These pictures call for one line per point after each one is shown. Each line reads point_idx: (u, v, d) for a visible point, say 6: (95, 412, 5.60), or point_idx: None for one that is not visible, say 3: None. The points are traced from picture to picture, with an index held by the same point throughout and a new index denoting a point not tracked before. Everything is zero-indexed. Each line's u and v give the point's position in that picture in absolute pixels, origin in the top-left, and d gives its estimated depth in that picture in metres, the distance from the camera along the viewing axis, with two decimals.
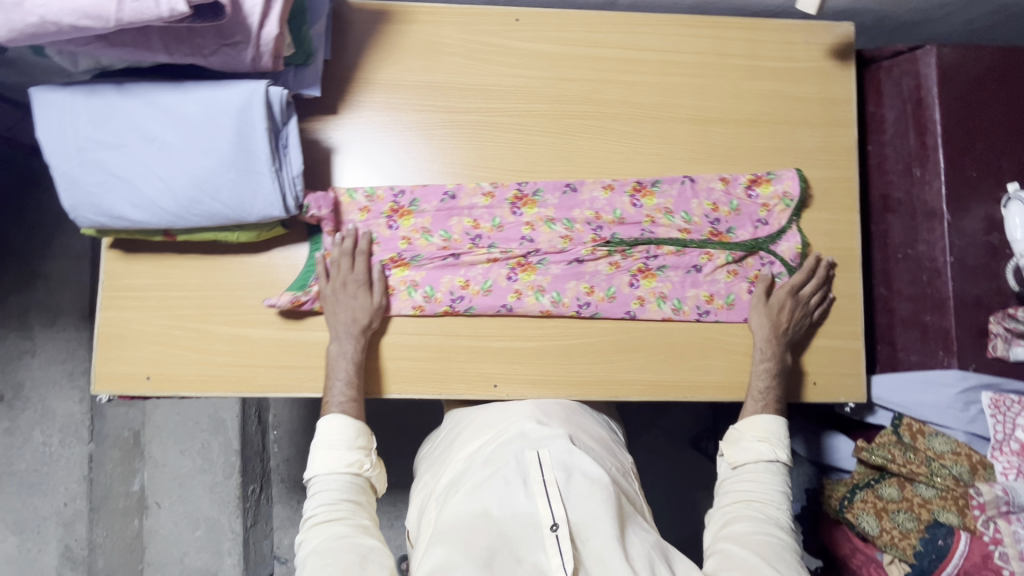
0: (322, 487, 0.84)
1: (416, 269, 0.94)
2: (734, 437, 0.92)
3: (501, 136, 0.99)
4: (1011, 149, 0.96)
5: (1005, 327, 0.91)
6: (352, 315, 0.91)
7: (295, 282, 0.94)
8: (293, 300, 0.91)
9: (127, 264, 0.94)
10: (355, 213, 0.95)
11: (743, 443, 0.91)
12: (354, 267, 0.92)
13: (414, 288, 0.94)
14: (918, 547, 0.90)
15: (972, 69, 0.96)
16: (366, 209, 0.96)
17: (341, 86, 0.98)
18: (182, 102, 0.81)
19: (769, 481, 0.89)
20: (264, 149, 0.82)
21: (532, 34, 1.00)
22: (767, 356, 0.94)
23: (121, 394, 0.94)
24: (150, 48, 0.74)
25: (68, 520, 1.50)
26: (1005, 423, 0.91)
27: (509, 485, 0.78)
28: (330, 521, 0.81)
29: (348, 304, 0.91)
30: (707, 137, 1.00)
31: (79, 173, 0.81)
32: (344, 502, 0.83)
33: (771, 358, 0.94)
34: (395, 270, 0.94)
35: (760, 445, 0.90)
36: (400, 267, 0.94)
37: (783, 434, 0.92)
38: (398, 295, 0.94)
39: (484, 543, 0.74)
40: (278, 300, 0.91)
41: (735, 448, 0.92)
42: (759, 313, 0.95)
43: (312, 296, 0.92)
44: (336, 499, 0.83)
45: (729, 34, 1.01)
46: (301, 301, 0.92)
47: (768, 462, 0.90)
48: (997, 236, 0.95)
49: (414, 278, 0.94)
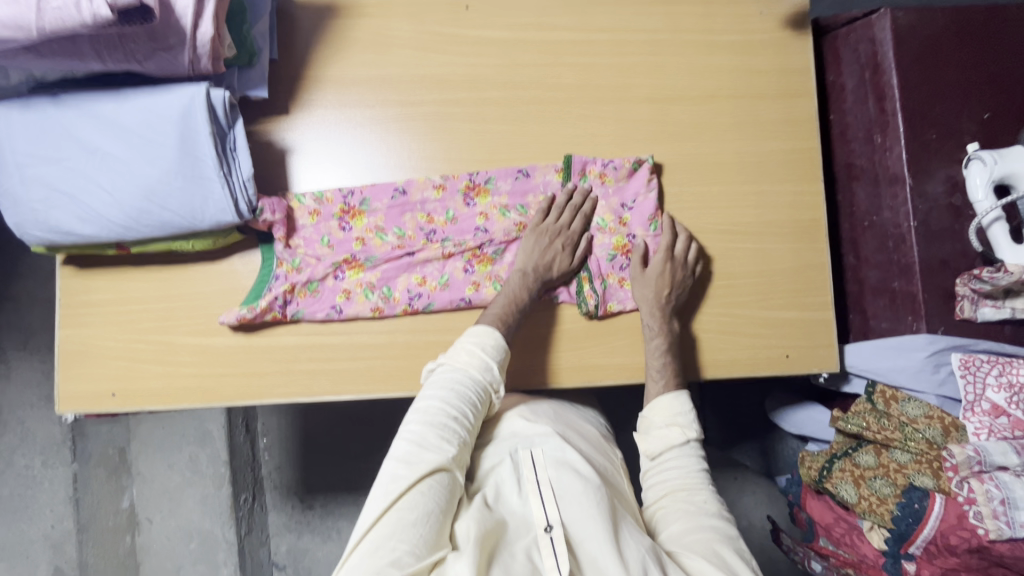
0: (456, 385, 0.81)
1: (371, 270, 0.93)
2: (646, 424, 0.90)
3: (458, 126, 0.97)
4: (971, 109, 0.95)
5: (971, 288, 0.90)
6: (549, 258, 0.92)
7: (248, 295, 0.92)
8: (240, 317, 0.89)
9: (84, 280, 0.92)
10: (306, 217, 0.94)
11: (654, 432, 0.89)
12: (573, 225, 0.94)
13: (371, 290, 0.92)
14: (896, 512, 0.90)
15: (926, 32, 0.95)
16: (315, 212, 0.94)
17: (291, 86, 0.96)
18: (122, 111, 0.79)
19: (688, 459, 0.87)
20: (210, 152, 0.80)
21: (483, 20, 0.98)
22: (658, 331, 0.91)
23: (88, 412, 0.93)
24: (82, 57, 0.73)
25: (57, 542, 1.48)
26: (975, 384, 0.90)
27: (504, 484, 0.81)
28: (449, 434, 0.77)
29: (546, 252, 0.92)
30: (668, 115, 0.99)
31: (23, 191, 0.80)
32: (468, 420, 0.79)
33: (659, 333, 0.91)
34: (349, 272, 0.93)
35: (668, 427, 0.88)
36: (354, 269, 0.93)
37: (684, 410, 0.88)
38: (355, 298, 0.92)
39: (481, 528, 0.72)
40: (230, 317, 0.89)
41: (647, 437, 0.89)
42: (648, 280, 0.92)
43: (257, 311, 0.89)
44: (463, 411, 0.79)
45: (682, 10, 1.00)
46: (247, 318, 0.89)
47: (682, 445, 0.87)
48: (960, 198, 0.94)
49: (371, 280, 0.93)
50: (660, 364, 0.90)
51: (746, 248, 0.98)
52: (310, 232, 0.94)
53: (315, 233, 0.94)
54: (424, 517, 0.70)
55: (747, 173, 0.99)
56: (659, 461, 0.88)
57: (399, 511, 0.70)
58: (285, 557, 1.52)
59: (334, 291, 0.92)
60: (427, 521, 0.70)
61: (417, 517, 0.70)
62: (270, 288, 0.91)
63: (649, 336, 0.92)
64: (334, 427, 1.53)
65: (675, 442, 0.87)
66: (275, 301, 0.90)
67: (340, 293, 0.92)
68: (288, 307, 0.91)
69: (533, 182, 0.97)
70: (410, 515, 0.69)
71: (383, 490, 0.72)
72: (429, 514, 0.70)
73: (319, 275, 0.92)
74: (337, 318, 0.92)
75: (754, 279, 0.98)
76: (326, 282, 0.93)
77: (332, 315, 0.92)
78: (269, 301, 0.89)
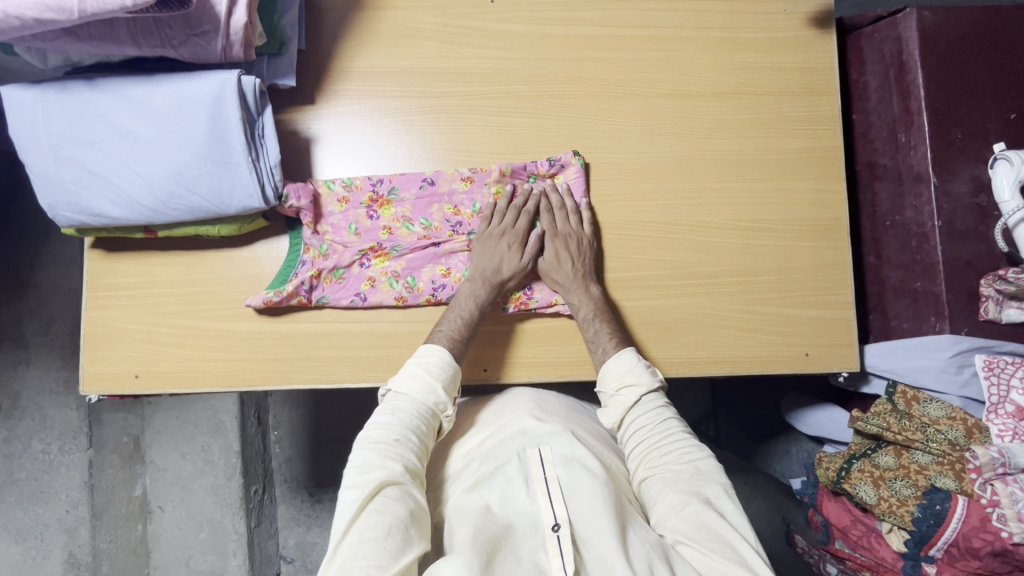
0: (400, 407, 0.82)
1: (396, 260, 0.94)
2: (604, 397, 0.91)
3: (480, 119, 0.98)
4: (997, 109, 0.95)
5: (995, 289, 0.90)
6: (502, 265, 0.92)
7: (274, 280, 0.93)
8: (267, 300, 0.90)
9: (110, 263, 0.94)
10: (333, 205, 0.95)
11: (610, 398, 0.89)
12: (518, 224, 0.95)
13: (395, 279, 0.93)
14: (916, 514, 0.88)
15: (951, 31, 0.95)
16: (344, 200, 0.95)
17: (316, 76, 0.97)
18: (155, 96, 0.80)
19: (651, 415, 0.86)
20: (239, 138, 0.81)
21: (507, 14, 0.99)
22: (584, 302, 0.92)
23: (111, 394, 0.94)
24: (118, 41, 0.74)
25: (70, 527, 1.48)
26: (999, 386, 0.89)
27: (510, 482, 0.80)
28: (393, 455, 0.77)
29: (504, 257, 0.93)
30: (690, 111, 0.99)
31: (55, 172, 0.81)
32: (415, 438, 0.80)
33: (585, 302, 0.91)
34: (375, 260, 0.94)
35: (620, 389, 0.88)
36: (379, 258, 0.94)
37: (632, 368, 0.88)
38: (379, 286, 0.93)
39: (484, 533, 0.73)
40: (255, 300, 0.91)
41: (608, 408, 0.90)
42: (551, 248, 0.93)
43: (284, 295, 0.90)
44: (409, 429, 0.80)
45: (706, 7, 1.01)
46: (272, 301, 0.90)
47: (643, 400, 0.88)
48: (986, 198, 0.94)
49: (395, 269, 0.94)
50: (595, 332, 0.91)
51: (765, 245, 0.98)
52: (338, 219, 0.95)
53: (343, 220, 0.95)
54: (382, 534, 0.69)
55: (768, 170, 0.99)
56: (625, 428, 0.88)
57: (357, 535, 0.70)
58: (292, 551, 1.54)
59: (360, 279, 0.93)
60: (386, 536, 0.69)
61: (374, 535, 0.69)
62: (296, 274, 0.92)
63: (575, 309, 0.92)
64: (344, 421, 1.54)
65: (630, 404, 0.87)
66: (301, 286, 0.91)
67: (365, 281, 0.93)
68: (313, 292, 0.92)
69: (553, 180, 0.98)
70: (368, 535, 0.69)
71: (340, 519, 0.72)
72: (385, 528, 0.70)
73: (346, 261, 0.93)
74: (360, 305, 0.93)
75: (774, 276, 0.98)
76: (352, 269, 0.94)
77: (356, 302, 0.93)
78: (295, 286, 0.90)
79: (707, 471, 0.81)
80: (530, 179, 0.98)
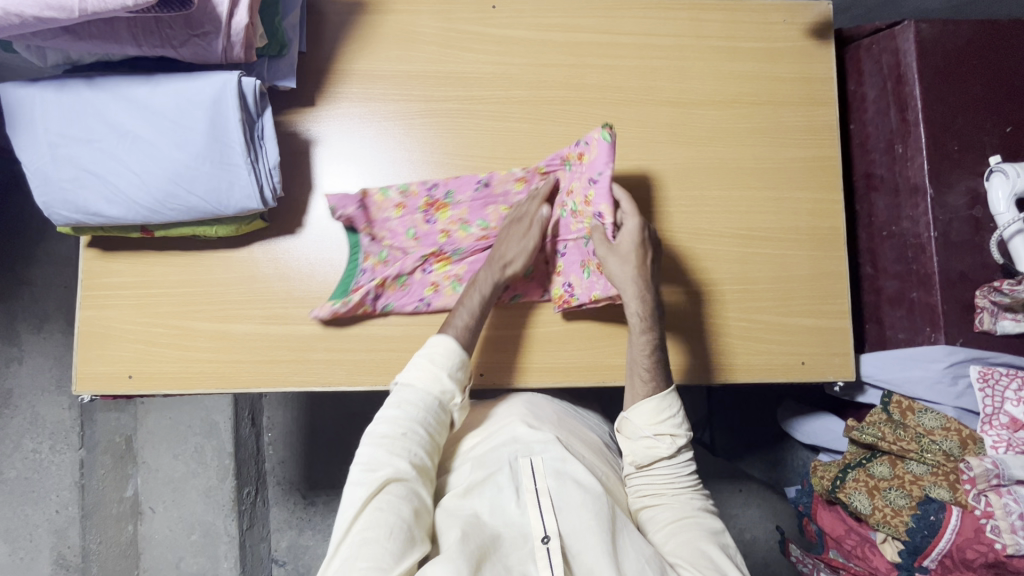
0: (406, 398, 0.81)
1: (458, 263, 0.96)
2: (631, 430, 0.86)
3: (481, 124, 0.98)
4: (994, 122, 0.96)
5: (991, 301, 0.90)
6: (513, 256, 0.91)
7: (338, 289, 0.93)
8: (333, 311, 0.91)
9: (106, 263, 0.93)
10: (390, 210, 0.95)
11: (641, 441, 0.85)
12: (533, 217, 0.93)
13: (459, 283, 0.95)
14: (910, 524, 0.88)
15: (949, 44, 0.96)
16: (400, 206, 0.96)
17: (317, 78, 0.97)
18: (154, 95, 0.80)
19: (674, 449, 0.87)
20: (239, 140, 0.81)
21: (508, 20, 0.99)
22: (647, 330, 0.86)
23: (104, 393, 0.93)
24: (118, 40, 0.74)
25: (59, 527, 1.46)
26: (994, 397, 0.90)
27: (501, 493, 0.80)
28: (400, 450, 0.77)
29: (512, 246, 0.91)
30: (689, 119, 1.00)
31: (53, 170, 0.81)
32: (420, 429, 0.79)
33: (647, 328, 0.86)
34: (437, 265, 0.96)
35: (659, 435, 0.85)
36: (441, 262, 0.96)
37: (670, 415, 0.85)
38: (443, 291, 0.94)
39: (470, 541, 0.73)
40: (322, 311, 0.91)
41: (632, 445, 0.86)
42: (624, 258, 0.86)
43: (349, 306, 0.91)
44: (415, 421, 0.80)
45: (706, 16, 1.01)
46: (340, 312, 0.91)
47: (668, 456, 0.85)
48: (981, 210, 0.94)
49: (457, 273, 0.96)
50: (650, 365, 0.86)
51: (763, 254, 0.98)
52: (395, 225, 0.96)
53: (400, 226, 0.96)
54: (384, 534, 0.69)
55: (766, 179, 1.00)
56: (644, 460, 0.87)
57: (359, 533, 0.70)
58: (284, 553, 1.54)
59: (423, 284, 0.95)
60: (388, 538, 0.69)
61: (378, 534, 0.69)
62: (359, 282, 0.93)
63: (636, 331, 0.86)
64: (338, 424, 1.54)
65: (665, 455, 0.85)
66: (367, 295, 0.91)
67: (428, 286, 0.95)
68: (379, 301, 0.93)
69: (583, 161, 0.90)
70: (371, 535, 0.69)
71: (343, 516, 0.72)
72: (389, 529, 0.70)
73: (409, 268, 0.94)
74: (425, 310, 0.94)
75: (771, 285, 0.98)
76: (415, 276, 0.95)
77: (421, 307, 0.94)
78: (361, 295, 0.91)
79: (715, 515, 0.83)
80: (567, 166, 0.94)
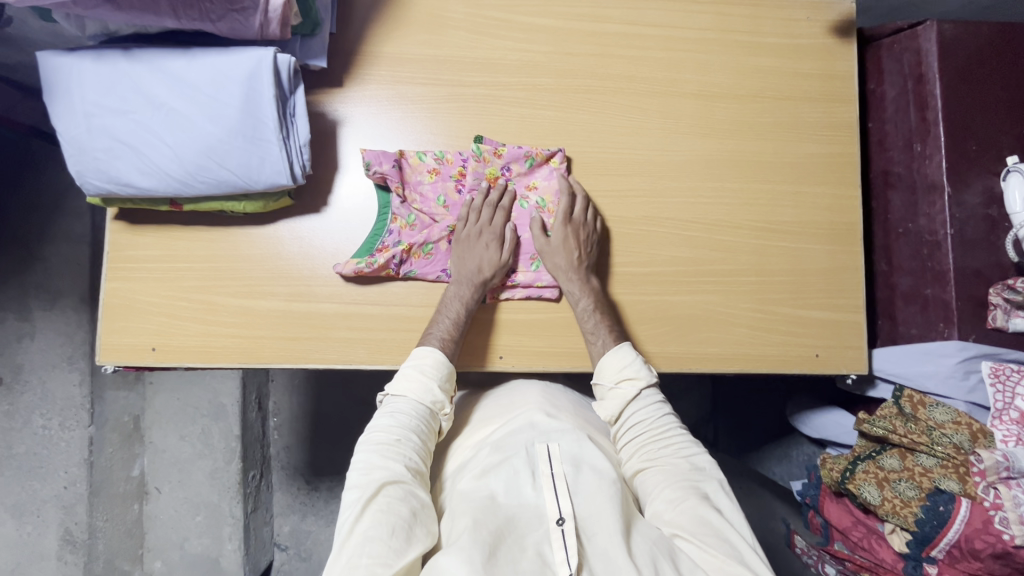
0: (398, 409, 0.84)
1: None
2: (601, 390, 0.92)
3: (508, 110, 0.99)
4: (1011, 124, 0.97)
5: (1003, 298, 0.93)
6: (481, 265, 0.93)
7: (362, 248, 0.94)
8: (358, 270, 0.91)
9: (132, 235, 0.94)
10: (424, 175, 0.97)
11: (608, 392, 0.91)
12: (495, 219, 0.96)
13: None
14: (919, 514, 0.89)
15: (970, 45, 0.97)
16: (434, 172, 0.97)
17: (346, 59, 0.98)
18: (189, 68, 0.81)
19: (650, 409, 0.89)
20: (272, 115, 0.82)
21: (536, 8, 1.00)
22: (582, 292, 0.93)
23: (126, 365, 0.94)
24: (158, 12, 0.75)
25: (68, 503, 1.44)
26: (1004, 392, 0.91)
27: (517, 474, 0.80)
28: (394, 455, 0.79)
29: (475, 251, 0.94)
30: (713, 112, 1.01)
31: (86, 139, 0.81)
32: (414, 437, 0.82)
33: (585, 292, 0.93)
34: None
35: (620, 382, 0.90)
36: None
37: (630, 362, 0.90)
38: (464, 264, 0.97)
39: (483, 526, 0.73)
40: (344, 267, 0.92)
41: (604, 402, 0.91)
42: (556, 245, 0.94)
43: (375, 267, 0.91)
44: (408, 428, 0.82)
45: (732, 10, 1.02)
46: (364, 271, 0.91)
47: (636, 401, 0.89)
48: (997, 209, 0.96)
49: None
50: (593, 325, 0.92)
51: (781, 247, 1.00)
52: (427, 189, 0.97)
53: (432, 192, 0.97)
54: (386, 532, 0.70)
55: (785, 173, 1.01)
56: (623, 420, 0.89)
57: (362, 533, 0.70)
58: (286, 538, 1.56)
59: (448, 254, 0.96)
60: (390, 535, 0.70)
61: (379, 533, 0.70)
62: (385, 243, 0.93)
63: (575, 298, 0.93)
64: (345, 409, 1.55)
65: (630, 397, 0.89)
66: (393, 259, 0.92)
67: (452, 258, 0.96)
68: (403, 266, 0.94)
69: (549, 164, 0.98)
70: (373, 533, 0.70)
71: (343, 521, 0.73)
72: (390, 527, 0.70)
73: (435, 237, 0.96)
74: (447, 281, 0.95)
75: (788, 277, 1.00)
76: (440, 245, 0.96)
77: (443, 278, 0.95)
78: (387, 259, 0.91)
79: (705, 471, 0.83)
80: (525, 162, 0.98)
